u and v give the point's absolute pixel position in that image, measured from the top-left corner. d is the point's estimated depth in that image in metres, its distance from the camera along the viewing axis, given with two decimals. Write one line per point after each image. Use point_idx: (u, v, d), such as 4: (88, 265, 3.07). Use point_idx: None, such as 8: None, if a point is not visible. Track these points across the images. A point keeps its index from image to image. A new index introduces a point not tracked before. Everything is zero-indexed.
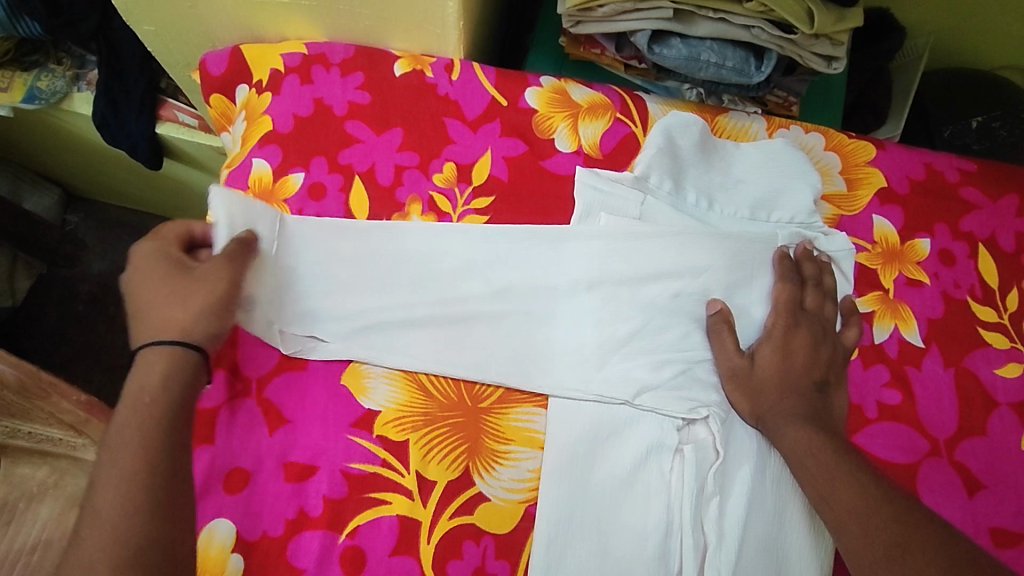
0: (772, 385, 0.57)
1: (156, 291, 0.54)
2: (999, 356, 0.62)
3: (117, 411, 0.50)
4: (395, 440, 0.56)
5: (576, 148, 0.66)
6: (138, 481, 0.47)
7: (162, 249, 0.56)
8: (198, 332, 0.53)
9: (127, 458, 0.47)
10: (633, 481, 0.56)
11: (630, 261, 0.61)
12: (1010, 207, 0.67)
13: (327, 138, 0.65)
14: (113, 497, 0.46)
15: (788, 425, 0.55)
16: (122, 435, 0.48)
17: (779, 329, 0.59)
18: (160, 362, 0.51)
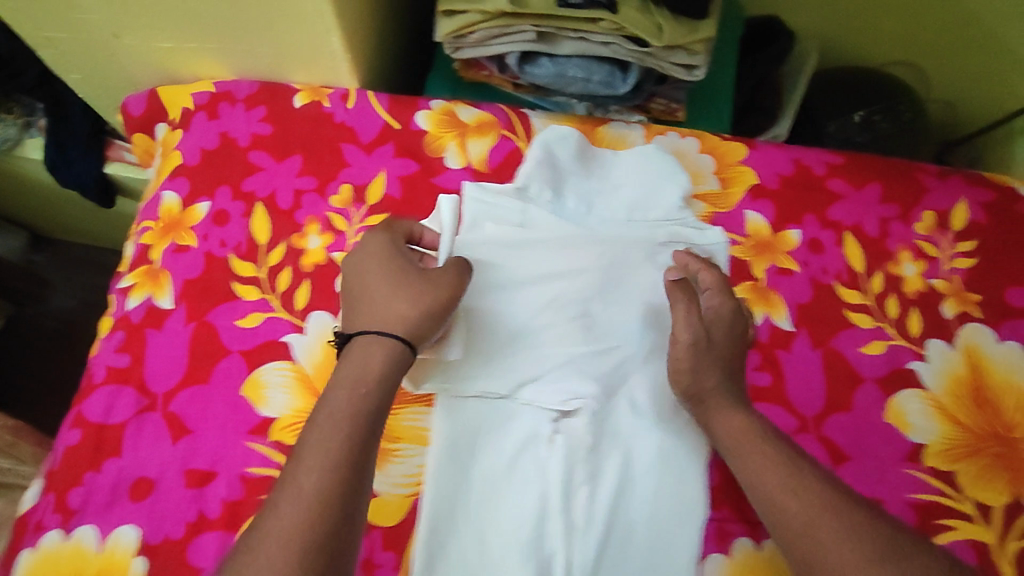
0: (710, 365, 0.59)
1: (382, 284, 0.56)
2: (864, 335, 0.66)
3: (335, 384, 0.50)
4: (290, 444, 0.61)
5: (465, 164, 0.71)
6: (342, 473, 0.46)
7: (393, 242, 0.59)
8: (409, 330, 0.54)
9: (328, 449, 0.47)
10: (512, 471, 0.60)
11: (510, 267, 0.66)
12: (875, 194, 0.70)
13: (231, 169, 0.70)
14: (317, 481, 0.45)
15: (733, 423, 0.56)
16: (332, 424, 0.48)
17: (729, 308, 0.61)
18: (375, 344, 0.52)
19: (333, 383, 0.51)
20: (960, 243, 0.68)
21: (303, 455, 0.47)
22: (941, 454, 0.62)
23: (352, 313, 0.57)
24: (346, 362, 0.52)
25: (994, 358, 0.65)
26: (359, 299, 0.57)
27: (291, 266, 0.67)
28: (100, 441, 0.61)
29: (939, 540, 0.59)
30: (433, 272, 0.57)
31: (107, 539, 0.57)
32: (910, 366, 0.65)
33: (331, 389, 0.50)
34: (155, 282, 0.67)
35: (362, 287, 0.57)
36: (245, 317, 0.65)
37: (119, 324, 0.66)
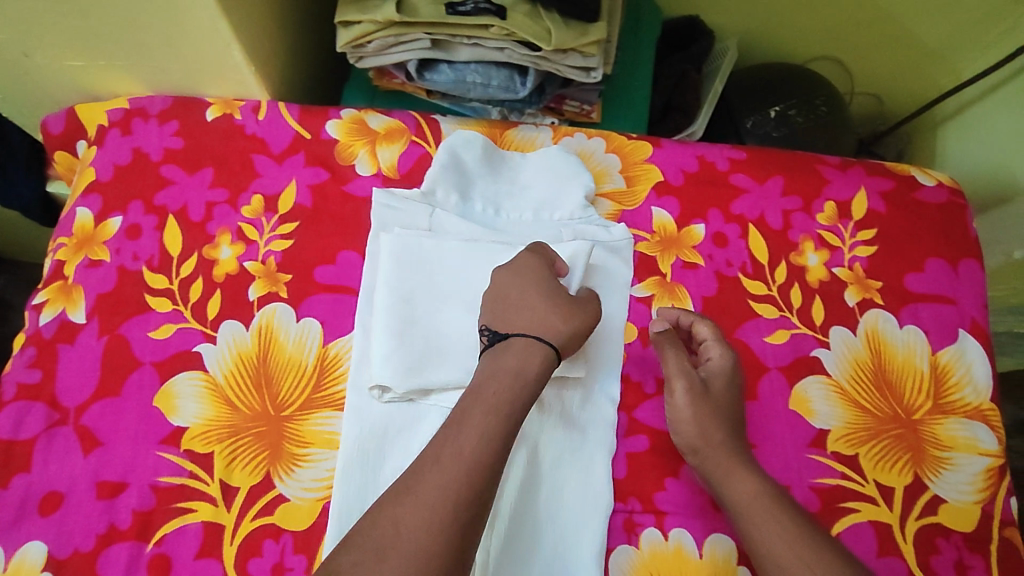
0: (714, 423, 0.59)
1: (538, 291, 0.59)
2: (768, 325, 0.66)
3: (497, 372, 0.53)
4: (201, 452, 0.62)
5: (376, 170, 0.72)
6: (496, 450, 0.49)
7: (545, 265, 0.61)
8: (558, 339, 0.56)
9: (482, 430, 0.49)
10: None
11: (435, 269, 0.67)
12: (778, 187, 0.71)
13: (144, 183, 0.71)
14: (474, 450, 0.48)
15: (749, 481, 0.57)
16: (488, 402, 0.51)
17: (729, 363, 0.62)
18: (523, 349, 0.55)
19: (483, 377, 0.53)
20: (861, 231, 0.70)
21: (459, 429, 0.50)
22: (844, 439, 0.62)
23: (495, 314, 0.59)
24: (491, 361, 0.55)
25: (895, 343, 0.66)
26: (493, 306, 0.59)
27: (202, 277, 0.68)
28: (9, 457, 0.61)
29: (845, 523, 0.60)
30: (584, 298, 0.60)
31: (14, 556, 0.58)
32: (814, 353, 0.65)
33: (490, 376, 0.53)
34: (68, 297, 0.67)
35: (505, 296, 0.60)
36: (157, 329, 0.66)
37: (31, 340, 0.66)
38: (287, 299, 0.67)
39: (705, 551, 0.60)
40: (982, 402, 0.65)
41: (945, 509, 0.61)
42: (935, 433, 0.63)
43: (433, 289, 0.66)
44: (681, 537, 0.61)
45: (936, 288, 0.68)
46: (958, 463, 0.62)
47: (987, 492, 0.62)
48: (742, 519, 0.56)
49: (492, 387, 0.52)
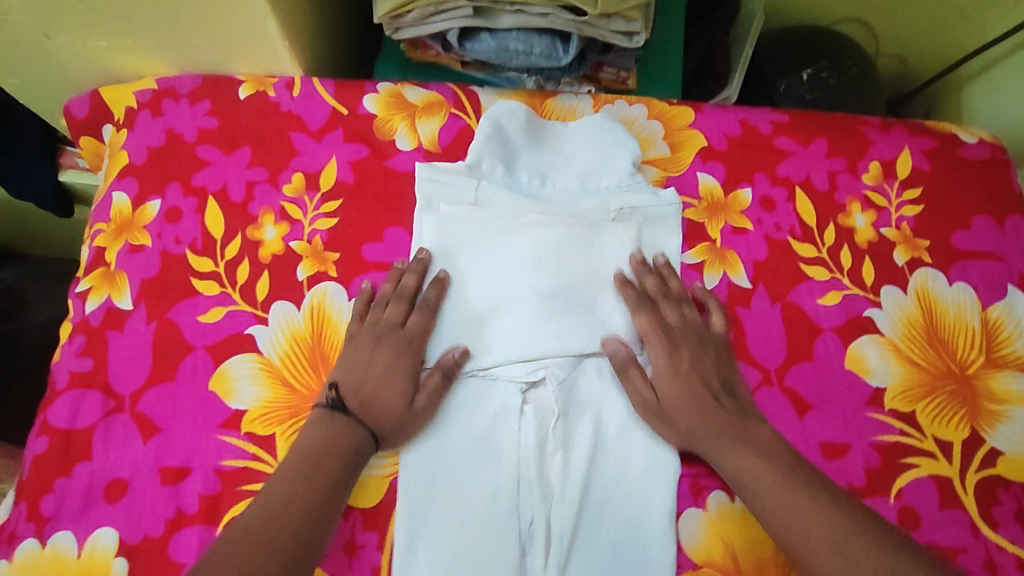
0: (688, 414, 0.60)
1: (396, 381, 0.61)
2: (821, 287, 0.67)
3: (324, 436, 0.58)
4: (262, 434, 0.62)
5: (416, 145, 0.71)
6: (315, 500, 0.54)
7: (412, 358, 0.62)
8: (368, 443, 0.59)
9: (302, 482, 0.55)
10: (486, 442, 0.61)
11: (482, 244, 0.66)
12: (822, 149, 0.71)
13: (180, 165, 0.69)
14: (287, 504, 0.53)
15: (740, 454, 0.58)
16: (318, 462, 0.56)
17: (663, 359, 0.62)
18: (353, 440, 0.58)
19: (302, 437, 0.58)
20: (906, 191, 0.69)
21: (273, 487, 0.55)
22: (901, 396, 0.64)
23: (340, 374, 0.61)
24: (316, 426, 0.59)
25: (945, 301, 0.66)
26: (348, 371, 0.62)
27: (248, 258, 0.67)
28: (68, 447, 0.61)
29: (905, 478, 0.61)
30: (425, 404, 0.60)
31: (85, 544, 0.58)
32: (866, 314, 0.66)
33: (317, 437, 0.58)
34: (112, 284, 0.66)
35: (358, 370, 0.61)
36: (207, 313, 0.65)
37: (79, 328, 0.65)
38: (337, 278, 0.67)
39: None
40: None
41: (1003, 460, 0.62)
42: (989, 386, 0.64)
43: (483, 265, 0.66)
44: None
45: (984, 246, 0.68)
46: (1014, 415, 0.63)
47: None
48: (746, 494, 0.57)
49: (320, 441, 0.57)
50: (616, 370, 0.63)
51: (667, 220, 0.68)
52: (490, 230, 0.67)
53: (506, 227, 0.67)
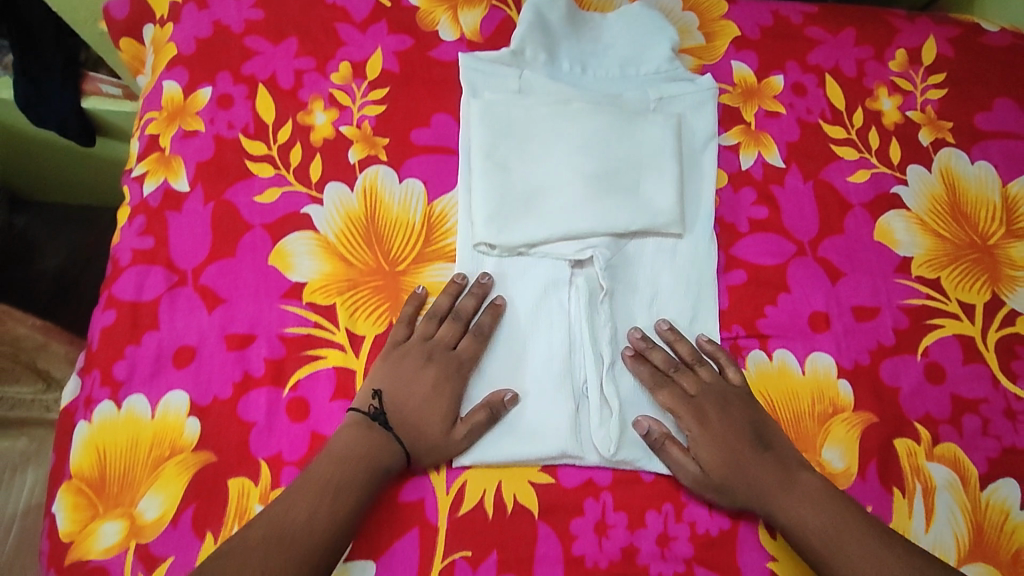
0: (733, 477, 0.58)
1: (440, 407, 0.59)
2: (850, 166, 0.70)
3: (359, 441, 0.57)
4: (323, 304, 0.64)
5: (459, 35, 0.73)
6: (344, 504, 0.53)
7: (457, 391, 0.61)
8: (395, 462, 0.57)
9: (331, 482, 0.54)
10: (527, 347, 0.63)
11: (526, 128, 0.68)
12: (851, 38, 0.75)
13: (229, 55, 0.71)
14: (315, 505, 0.53)
15: (792, 508, 0.57)
16: (349, 466, 0.55)
17: (696, 431, 0.60)
18: (387, 457, 0.57)
19: (339, 443, 0.57)
20: (931, 77, 0.73)
21: (302, 485, 0.54)
22: (927, 264, 0.67)
23: (383, 382, 0.60)
24: (353, 436, 0.57)
25: (968, 179, 0.70)
26: (394, 388, 0.60)
27: (301, 142, 0.69)
28: (136, 318, 0.64)
29: (930, 338, 0.65)
30: (463, 440, 0.59)
31: (158, 406, 0.61)
32: (893, 190, 0.69)
33: (350, 445, 0.57)
34: (168, 168, 0.68)
35: (404, 386, 0.60)
36: (263, 193, 0.67)
37: (139, 209, 0.67)
38: (388, 162, 0.68)
39: (808, 367, 0.64)
40: None
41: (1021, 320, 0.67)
42: (1009, 254, 0.68)
43: (529, 150, 0.68)
44: (784, 357, 0.64)
45: (1004, 126, 0.72)
46: None
47: None
48: (815, 552, 0.55)
49: (359, 454, 0.56)
50: (652, 447, 0.61)
51: (705, 99, 0.71)
52: (533, 113, 0.68)
53: (549, 108, 0.68)
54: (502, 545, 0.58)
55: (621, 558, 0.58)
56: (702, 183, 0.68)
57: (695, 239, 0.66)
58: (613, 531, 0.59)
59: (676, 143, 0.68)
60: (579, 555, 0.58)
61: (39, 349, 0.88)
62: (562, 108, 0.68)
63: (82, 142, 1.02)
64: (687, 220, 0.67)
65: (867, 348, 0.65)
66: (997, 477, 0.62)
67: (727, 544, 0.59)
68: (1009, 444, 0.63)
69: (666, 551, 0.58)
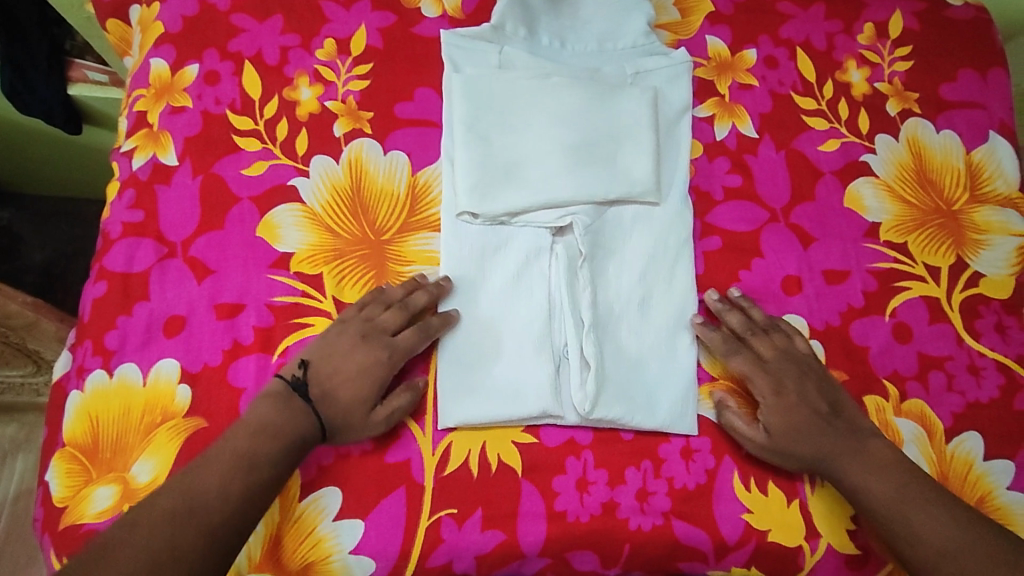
0: (804, 442, 0.60)
1: (359, 386, 0.58)
2: (821, 136, 0.73)
3: (275, 413, 0.55)
4: (310, 274, 0.65)
5: (441, 12, 0.75)
6: (254, 478, 0.52)
7: (384, 376, 0.59)
8: (310, 435, 0.56)
9: (241, 456, 0.52)
10: (503, 319, 0.64)
11: (507, 101, 0.69)
12: (821, 13, 0.77)
13: (215, 32, 0.73)
14: (224, 480, 0.51)
15: (861, 474, 0.59)
16: (261, 439, 0.53)
17: (770, 396, 0.62)
18: (303, 433, 0.55)
19: (253, 414, 0.55)
20: (898, 49, 0.77)
21: (212, 458, 0.52)
22: (894, 229, 0.70)
23: (313, 354, 0.59)
24: (275, 407, 0.55)
25: (933, 147, 0.74)
26: (324, 359, 0.58)
27: (287, 116, 0.70)
28: (127, 289, 0.65)
29: (899, 299, 0.68)
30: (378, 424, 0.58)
31: (149, 373, 0.62)
32: (863, 158, 0.72)
33: (264, 416, 0.55)
34: (156, 143, 0.69)
35: (334, 360, 0.58)
36: (250, 166, 0.68)
37: (128, 183, 0.69)
38: (372, 135, 0.70)
39: None
40: (1010, 192, 0.74)
41: (985, 281, 0.70)
42: (972, 219, 0.72)
43: (510, 122, 0.69)
44: None
45: (969, 95, 0.77)
46: (994, 243, 0.71)
47: (1018, 266, 0.71)
48: (877, 515, 0.58)
49: (277, 426, 0.54)
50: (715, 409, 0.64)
51: (680, 71, 0.72)
52: (513, 86, 0.70)
53: (529, 80, 0.70)
54: (486, 503, 0.59)
55: (602, 512, 0.60)
56: (678, 153, 0.70)
57: (669, 207, 0.68)
58: (594, 487, 0.61)
59: (652, 113, 0.70)
60: (562, 510, 0.60)
61: (29, 327, 0.86)
62: (541, 81, 0.70)
63: (68, 130, 1.02)
64: (663, 188, 0.69)
65: (837, 310, 0.67)
66: (962, 431, 0.65)
67: (704, 497, 0.61)
68: (973, 399, 0.66)
69: (645, 505, 0.60)
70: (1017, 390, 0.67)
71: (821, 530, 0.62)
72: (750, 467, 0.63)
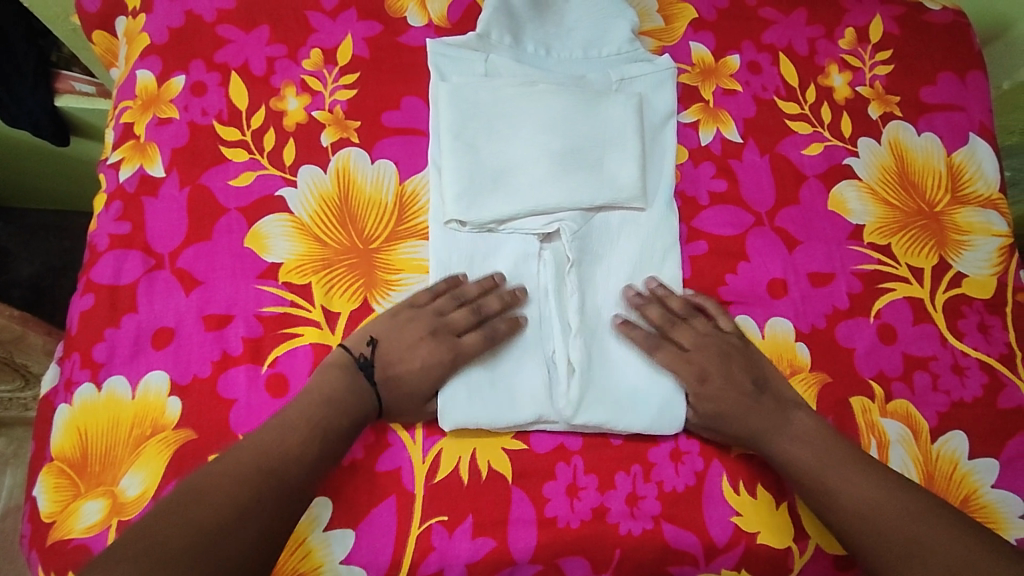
0: (736, 422, 0.61)
1: (423, 381, 0.60)
2: (804, 140, 0.73)
3: (346, 382, 0.58)
4: (298, 284, 0.65)
5: (427, 21, 0.76)
6: (328, 439, 0.56)
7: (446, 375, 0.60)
8: (370, 415, 0.59)
9: (318, 416, 0.56)
10: None
11: (493, 108, 0.70)
12: (802, 18, 0.79)
13: (201, 43, 0.73)
14: (301, 439, 0.54)
15: (790, 448, 0.60)
16: (334, 404, 0.57)
17: (693, 382, 0.62)
18: (363, 409, 0.58)
19: (326, 380, 0.58)
20: (878, 53, 0.78)
21: (286, 419, 0.55)
22: (878, 231, 0.71)
23: (381, 338, 0.61)
24: (342, 380, 0.58)
25: (915, 150, 0.75)
26: (391, 345, 0.61)
27: (274, 127, 0.71)
28: (114, 301, 0.65)
29: (884, 300, 0.69)
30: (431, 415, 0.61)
31: (138, 386, 0.62)
32: (846, 162, 0.73)
33: (336, 383, 0.58)
34: (143, 154, 0.69)
35: (400, 350, 0.60)
36: (237, 177, 0.68)
37: (115, 196, 0.69)
38: (360, 144, 0.70)
39: (767, 333, 0.67)
40: (991, 193, 0.75)
41: (967, 281, 0.71)
42: (954, 221, 0.73)
43: (498, 129, 0.69)
44: (745, 323, 0.67)
45: (949, 98, 0.78)
46: (976, 243, 0.72)
47: (999, 266, 0.72)
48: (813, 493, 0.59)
49: (346, 396, 0.58)
50: None
51: (663, 75, 0.73)
52: (499, 94, 0.70)
53: (516, 88, 0.70)
54: (477, 510, 0.59)
55: (592, 518, 0.60)
56: (663, 158, 0.71)
57: (655, 211, 0.68)
58: (584, 492, 0.61)
59: (638, 118, 0.70)
60: (552, 516, 0.60)
61: (16, 341, 0.85)
62: (527, 88, 0.70)
63: (56, 142, 1.01)
64: (649, 194, 0.69)
65: (823, 312, 0.68)
66: (947, 430, 0.65)
67: (693, 500, 0.62)
68: (957, 398, 0.67)
69: (636, 510, 0.61)
70: (1001, 388, 0.68)
71: (809, 531, 0.62)
72: (739, 470, 0.63)
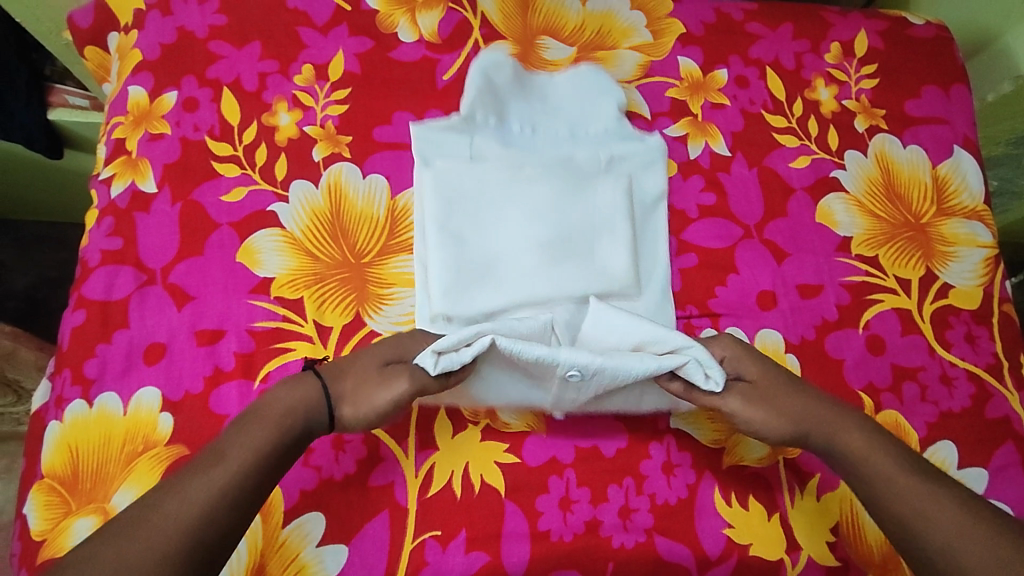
0: (792, 391, 0.57)
1: (377, 356, 0.56)
2: (792, 153, 0.74)
3: (277, 402, 0.52)
4: (290, 298, 0.66)
5: (418, 37, 0.76)
6: (250, 475, 0.47)
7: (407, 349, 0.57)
8: (310, 409, 0.52)
9: (240, 450, 0.48)
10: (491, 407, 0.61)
11: (480, 194, 0.67)
12: (788, 33, 0.80)
13: (193, 59, 0.73)
14: (221, 474, 0.46)
15: (855, 434, 0.55)
16: (257, 433, 0.49)
17: (733, 350, 0.59)
18: (298, 428, 0.51)
19: (260, 401, 0.52)
20: (864, 68, 0.80)
21: (208, 454, 0.48)
22: (866, 243, 0.72)
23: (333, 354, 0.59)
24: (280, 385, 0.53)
25: (901, 162, 0.76)
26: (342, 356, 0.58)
27: (265, 142, 0.71)
28: (106, 318, 0.64)
29: (872, 311, 0.69)
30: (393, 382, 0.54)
31: (130, 403, 0.62)
32: (833, 174, 0.74)
33: (265, 404, 0.52)
34: (135, 170, 0.69)
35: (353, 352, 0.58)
36: (229, 192, 0.69)
37: (107, 211, 0.69)
38: (351, 159, 0.71)
39: (757, 344, 0.67)
40: (976, 204, 0.76)
41: (954, 292, 0.72)
42: (940, 232, 0.74)
43: (483, 220, 0.66)
44: (736, 334, 0.67)
45: (933, 111, 0.79)
46: (962, 255, 0.73)
47: (985, 277, 0.73)
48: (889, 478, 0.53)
49: (277, 413, 0.51)
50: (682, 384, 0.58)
51: (653, 147, 0.71)
52: (485, 180, 0.67)
53: (502, 174, 0.67)
54: (470, 524, 0.59)
55: (584, 531, 0.60)
56: (656, 242, 0.69)
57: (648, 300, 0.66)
58: (576, 505, 0.61)
59: (629, 206, 0.68)
60: (545, 530, 0.60)
61: (7, 356, 0.87)
62: (513, 175, 0.68)
63: (49, 155, 1.01)
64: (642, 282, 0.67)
65: (812, 324, 0.68)
66: (936, 440, 0.66)
67: (686, 513, 0.62)
68: (945, 408, 0.67)
69: (628, 523, 0.61)
70: (988, 398, 0.68)
71: (801, 542, 0.63)
72: (730, 481, 0.64)
